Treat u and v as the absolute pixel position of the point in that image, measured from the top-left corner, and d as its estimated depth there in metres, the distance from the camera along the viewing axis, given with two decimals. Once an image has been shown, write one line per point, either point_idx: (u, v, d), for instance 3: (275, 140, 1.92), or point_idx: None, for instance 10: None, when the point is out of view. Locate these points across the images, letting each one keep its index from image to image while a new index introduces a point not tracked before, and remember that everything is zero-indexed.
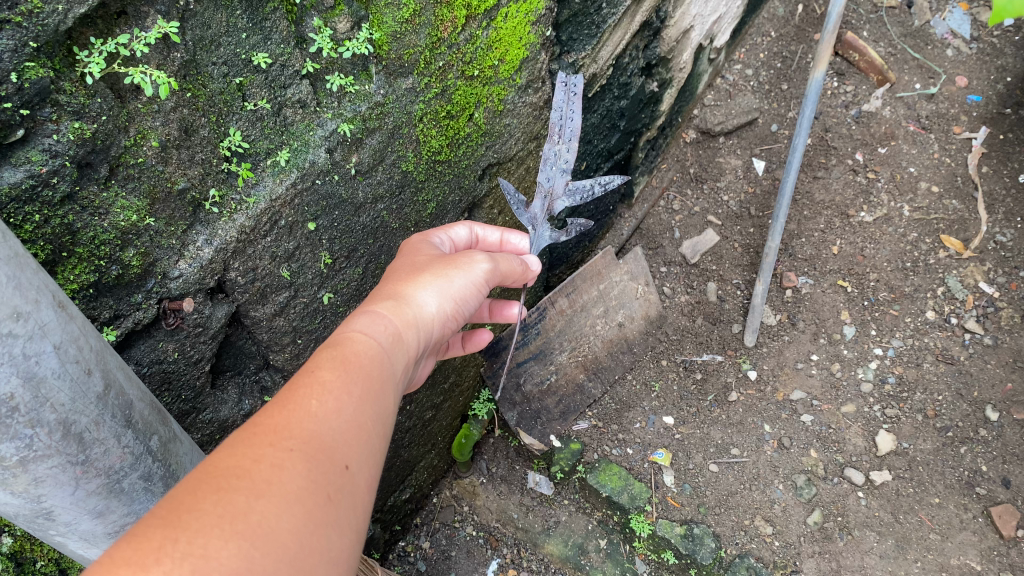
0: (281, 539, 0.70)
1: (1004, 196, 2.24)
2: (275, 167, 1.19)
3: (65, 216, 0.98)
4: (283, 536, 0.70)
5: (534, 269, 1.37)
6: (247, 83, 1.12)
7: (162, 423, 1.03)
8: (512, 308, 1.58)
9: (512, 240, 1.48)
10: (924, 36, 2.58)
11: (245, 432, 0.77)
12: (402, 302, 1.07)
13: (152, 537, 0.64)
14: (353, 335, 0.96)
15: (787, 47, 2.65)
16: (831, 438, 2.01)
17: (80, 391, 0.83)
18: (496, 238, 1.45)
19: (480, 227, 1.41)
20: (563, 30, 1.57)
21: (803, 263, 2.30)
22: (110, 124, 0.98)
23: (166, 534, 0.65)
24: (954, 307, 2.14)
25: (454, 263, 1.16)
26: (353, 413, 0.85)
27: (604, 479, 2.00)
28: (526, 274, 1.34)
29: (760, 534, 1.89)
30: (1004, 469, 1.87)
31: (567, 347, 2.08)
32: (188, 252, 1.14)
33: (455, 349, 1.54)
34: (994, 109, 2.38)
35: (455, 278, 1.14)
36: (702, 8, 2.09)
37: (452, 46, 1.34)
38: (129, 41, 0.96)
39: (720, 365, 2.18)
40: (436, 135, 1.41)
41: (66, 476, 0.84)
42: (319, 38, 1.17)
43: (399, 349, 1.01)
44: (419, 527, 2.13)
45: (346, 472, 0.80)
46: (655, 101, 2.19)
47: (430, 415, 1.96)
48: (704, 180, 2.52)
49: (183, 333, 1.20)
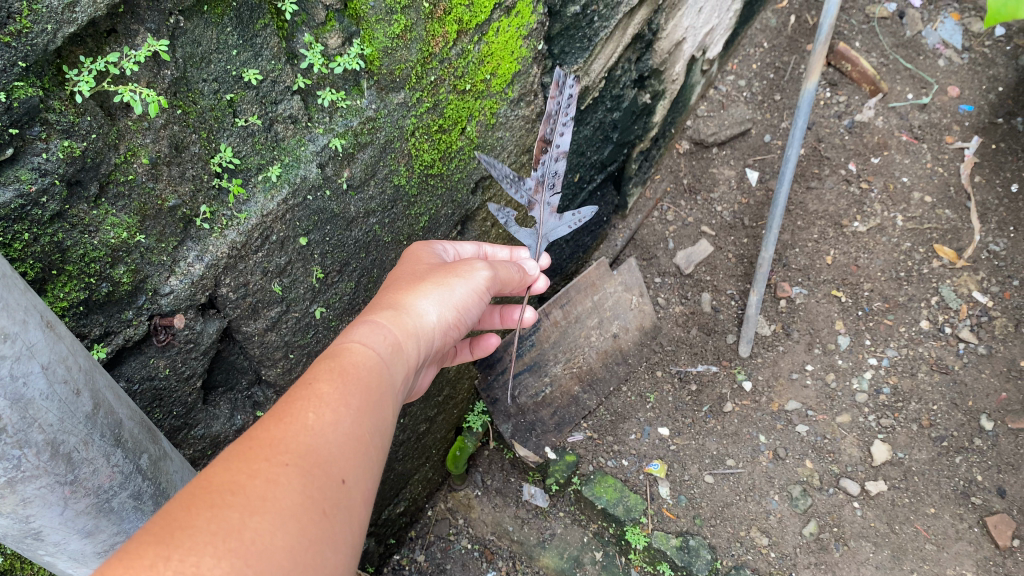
0: (276, 556, 0.69)
1: (996, 206, 2.24)
2: (267, 182, 1.19)
3: (54, 234, 0.98)
4: (277, 552, 0.69)
5: (532, 274, 1.37)
6: (238, 99, 1.12)
7: (152, 440, 1.03)
8: (519, 311, 1.59)
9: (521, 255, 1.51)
10: (915, 47, 2.57)
11: (241, 446, 0.77)
12: (402, 312, 1.07)
13: (144, 554, 0.64)
14: (351, 345, 0.96)
15: (780, 57, 2.64)
16: (826, 448, 2.00)
17: (69, 411, 0.83)
18: (505, 256, 1.48)
19: (489, 247, 1.46)
20: (554, 43, 1.57)
21: (797, 273, 2.30)
22: (100, 142, 0.98)
23: (158, 551, 0.64)
24: (948, 317, 2.14)
25: (453, 272, 1.16)
26: (350, 425, 0.85)
27: (600, 491, 2.01)
28: (524, 279, 1.35)
29: (756, 545, 1.89)
30: (999, 479, 1.87)
31: (562, 358, 2.08)
32: (179, 268, 1.14)
33: (464, 354, 1.55)
34: (986, 119, 2.38)
35: (455, 287, 1.14)
36: (694, 20, 2.10)
37: (444, 61, 1.34)
38: (119, 60, 0.97)
39: (715, 376, 2.18)
40: (428, 149, 1.41)
41: (54, 497, 0.84)
42: (310, 54, 1.17)
43: (399, 359, 1.01)
44: (413, 540, 2.12)
45: (343, 486, 0.80)
46: (648, 113, 2.20)
47: (424, 428, 1.95)
48: (697, 190, 2.52)
49: (174, 349, 1.20)
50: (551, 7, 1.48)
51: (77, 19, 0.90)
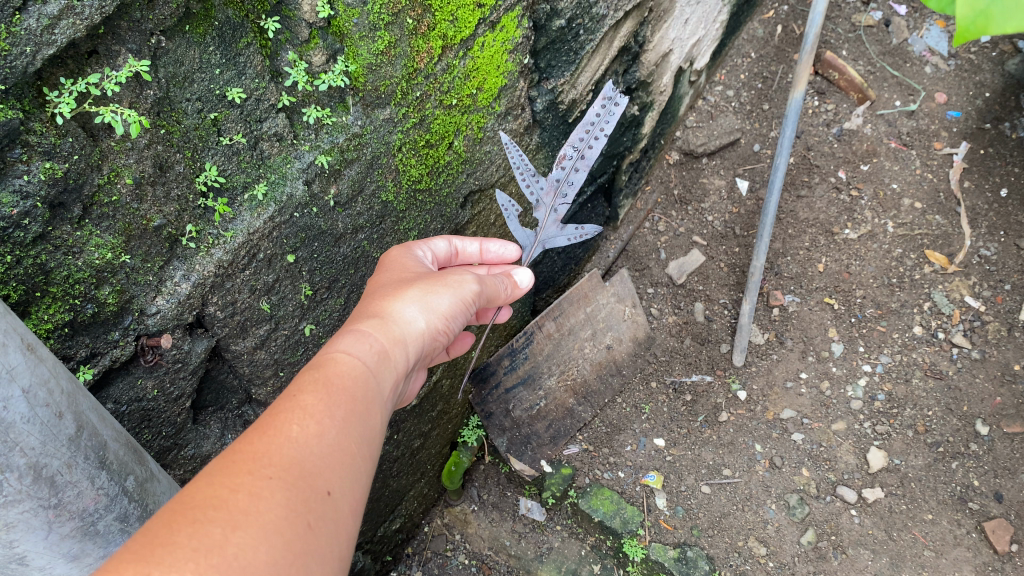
0: (259, 570, 0.69)
1: (986, 211, 2.25)
2: (252, 201, 1.19)
3: (37, 256, 0.97)
4: (261, 567, 0.69)
5: (523, 284, 1.36)
6: (222, 118, 1.12)
7: (139, 462, 1.02)
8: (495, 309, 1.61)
9: (492, 249, 1.50)
10: (902, 54, 2.59)
11: (225, 460, 0.76)
12: (388, 320, 1.07)
13: (123, 573, 0.63)
14: (336, 355, 0.95)
15: (767, 67, 2.65)
16: (822, 456, 2.00)
17: (51, 435, 0.82)
18: (476, 250, 1.47)
19: (460, 240, 1.44)
20: (540, 57, 1.58)
21: (789, 281, 2.31)
22: (82, 163, 0.98)
23: (138, 570, 0.63)
24: (941, 322, 2.14)
25: (441, 280, 1.16)
26: (336, 436, 0.84)
27: (597, 503, 2.00)
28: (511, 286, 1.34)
29: (755, 555, 1.88)
30: (996, 483, 1.87)
31: (556, 371, 2.10)
32: (166, 288, 1.13)
33: (441, 356, 1.54)
34: (974, 124, 2.39)
35: (442, 294, 1.14)
36: (679, 32, 2.11)
37: (429, 76, 1.34)
38: (100, 81, 0.97)
39: (709, 386, 2.17)
40: (416, 164, 1.41)
41: (38, 521, 0.82)
42: (294, 72, 1.18)
43: (386, 367, 1.01)
44: (410, 556, 2.12)
45: (328, 498, 0.79)
46: (636, 124, 2.20)
47: (419, 444, 1.95)
48: (688, 201, 2.52)
49: (162, 369, 1.19)
50: (536, 21, 1.49)
51: (56, 41, 0.90)
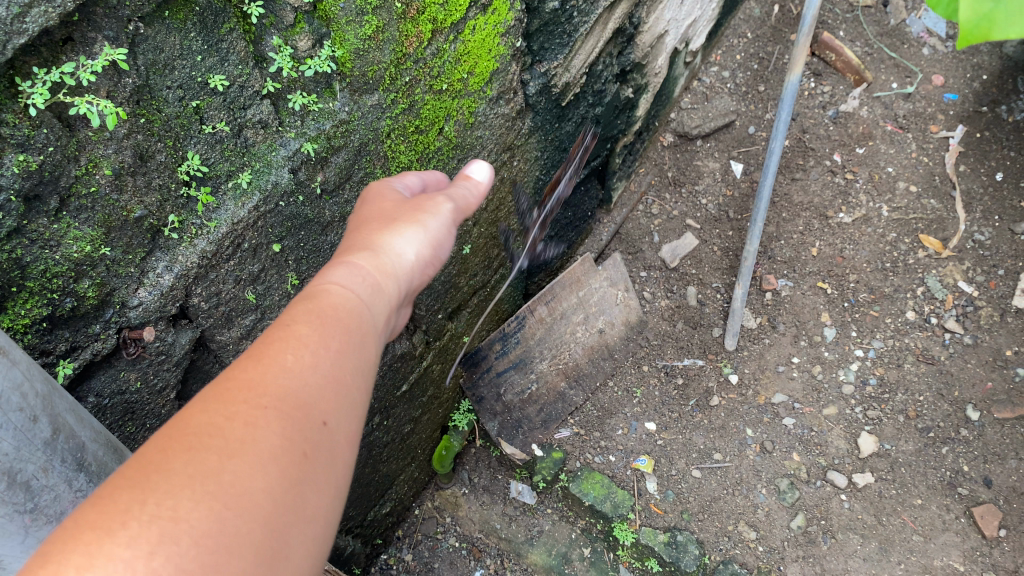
0: (259, 502, 0.58)
1: (981, 195, 2.23)
2: (237, 190, 1.17)
3: (13, 250, 0.95)
4: (260, 498, 0.59)
5: None
6: (204, 106, 1.09)
7: (119, 460, 1.01)
8: None
9: None
10: (900, 35, 2.56)
11: (218, 386, 0.66)
12: (381, 251, 0.91)
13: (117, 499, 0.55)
14: (329, 284, 0.81)
15: (764, 48, 2.63)
16: (813, 441, 2.00)
17: (25, 440, 0.80)
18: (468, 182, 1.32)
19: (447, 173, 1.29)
20: (534, 40, 1.55)
21: (782, 266, 2.29)
22: (59, 154, 0.95)
23: (133, 496, 0.55)
24: (934, 307, 2.12)
25: (434, 205, 1.00)
26: (333, 367, 0.72)
27: (587, 487, 2.01)
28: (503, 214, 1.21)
29: (743, 539, 1.88)
30: (985, 468, 1.87)
31: (548, 355, 2.08)
32: (148, 280, 1.11)
33: None
34: (971, 107, 2.36)
35: (436, 222, 0.98)
36: (676, 13, 2.07)
37: (419, 60, 1.31)
38: (75, 70, 0.93)
39: (701, 370, 2.17)
40: (405, 150, 1.38)
41: (15, 526, 0.80)
42: (279, 57, 1.14)
43: (382, 301, 0.86)
44: (401, 540, 2.08)
45: (327, 430, 0.67)
46: (631, 107, 2.17)
47: (409, 429, 1.93)
48: (682, 183, 2.49)
49: (145, 361, 1.17)
50: (529, 3, 1.46)
51: (27, 29, 0.86)
